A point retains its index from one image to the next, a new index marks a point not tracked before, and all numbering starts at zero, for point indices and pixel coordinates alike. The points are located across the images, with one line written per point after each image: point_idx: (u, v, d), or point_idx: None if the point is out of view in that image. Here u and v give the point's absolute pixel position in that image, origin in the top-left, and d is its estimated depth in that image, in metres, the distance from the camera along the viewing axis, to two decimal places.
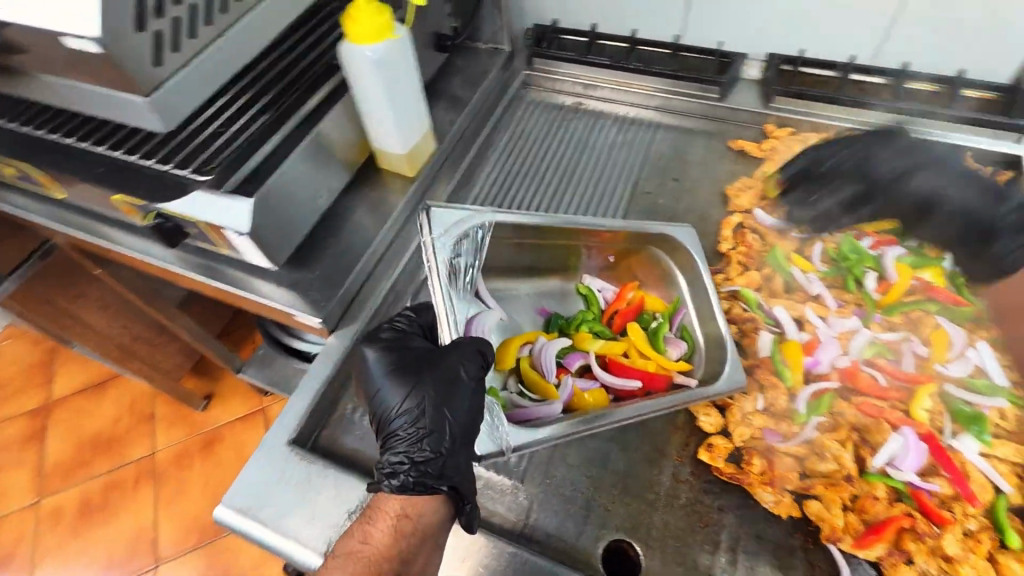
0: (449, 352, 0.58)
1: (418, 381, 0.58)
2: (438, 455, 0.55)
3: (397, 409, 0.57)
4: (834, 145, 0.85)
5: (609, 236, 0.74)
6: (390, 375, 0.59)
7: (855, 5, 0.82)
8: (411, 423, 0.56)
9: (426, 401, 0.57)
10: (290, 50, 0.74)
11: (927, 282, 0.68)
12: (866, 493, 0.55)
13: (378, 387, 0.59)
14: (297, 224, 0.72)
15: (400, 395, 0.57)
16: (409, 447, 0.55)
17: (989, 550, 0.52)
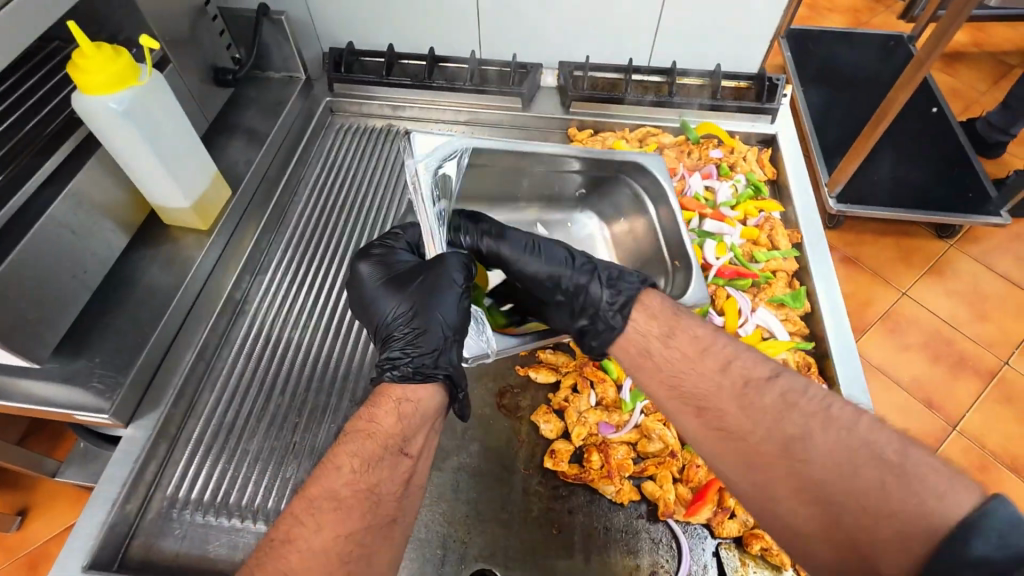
0: (434, 261, 0.58)
1: (412, 284, 0.58)
2: (434, 351, 0.55)
3: (391, 313, 0.57)
4: (629, 140, 0.92)
5: (591, 159, 0.75)
6: (384, 284, 0.59)
7: (622, 14, 0.90)
8: (408, 323, 0.56)
9: (417, 303, 0.56)
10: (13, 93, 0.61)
11: (714, 257, 0.77)
12: (688, 462, 0.61)
13: (369, 296, 0.59)
14: (60, 306, 0.62)
15: (393, 299, 0.58)
16: (406, 342, 0.55)
17: None
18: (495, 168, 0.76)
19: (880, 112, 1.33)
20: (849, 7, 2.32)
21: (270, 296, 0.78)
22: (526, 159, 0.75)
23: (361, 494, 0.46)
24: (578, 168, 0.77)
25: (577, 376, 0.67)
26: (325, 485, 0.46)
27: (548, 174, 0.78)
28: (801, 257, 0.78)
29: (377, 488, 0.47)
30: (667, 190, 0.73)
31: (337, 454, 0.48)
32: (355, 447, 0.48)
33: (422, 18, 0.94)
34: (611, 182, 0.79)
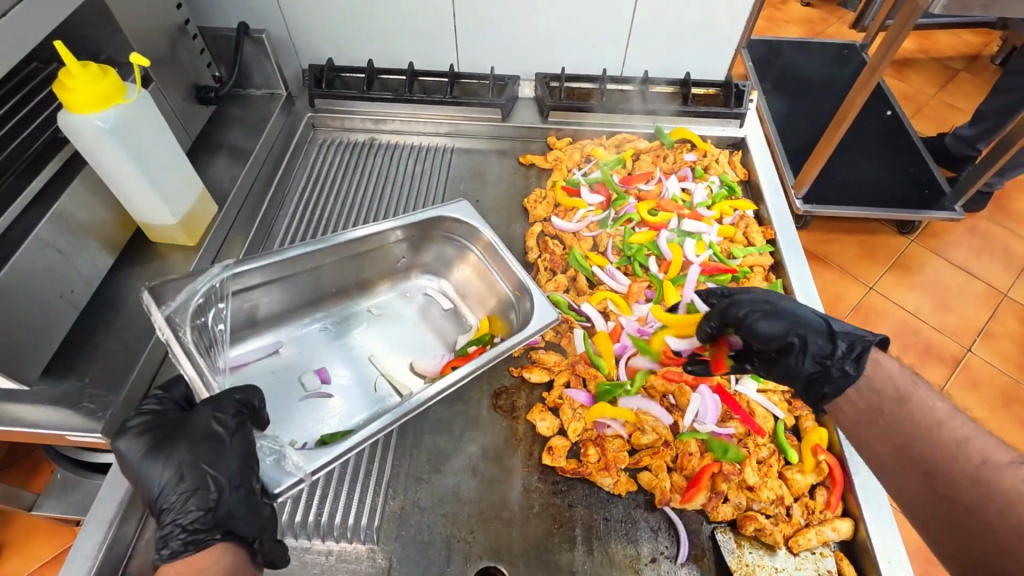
0: (197, 409, 0.52)
1: (165, 447, 0.50)
2: (209, 508, 0.48)
3: (158, 484, 0.49)
4: (607, 147, 0.95)
5: (408, 227, 0.79)
6: (147, 451, 0.50)
7: (595, 27, 0.94)
8: (170, 492, 0.48)
9: (181, 465, 0.49)
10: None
11: (694, 256, 0.79)
12: (682, 451, 0.63)
13: (135, 475, 0.50)
14: (47, 328, 0.61)
15: (156, 467, 0.49)
16: (176, 513, 0.48)
17: (779, 471, 0.62)
18: (274, 281, 0.73)
19: (839, 114, 1.40)
20: (803, 18, 2.44)
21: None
22: (306, 263, 0.73)
23: None
24: (400, 236, 0.80)
25: (570, 374, 0.68)
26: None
27: (339, 263, 0.77)
28: (776, 252, 0.81)
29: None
30: (476, 226, 0.78)
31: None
32: None
33: (400, 33, 0.96)
34: (433, 239, 0.82)
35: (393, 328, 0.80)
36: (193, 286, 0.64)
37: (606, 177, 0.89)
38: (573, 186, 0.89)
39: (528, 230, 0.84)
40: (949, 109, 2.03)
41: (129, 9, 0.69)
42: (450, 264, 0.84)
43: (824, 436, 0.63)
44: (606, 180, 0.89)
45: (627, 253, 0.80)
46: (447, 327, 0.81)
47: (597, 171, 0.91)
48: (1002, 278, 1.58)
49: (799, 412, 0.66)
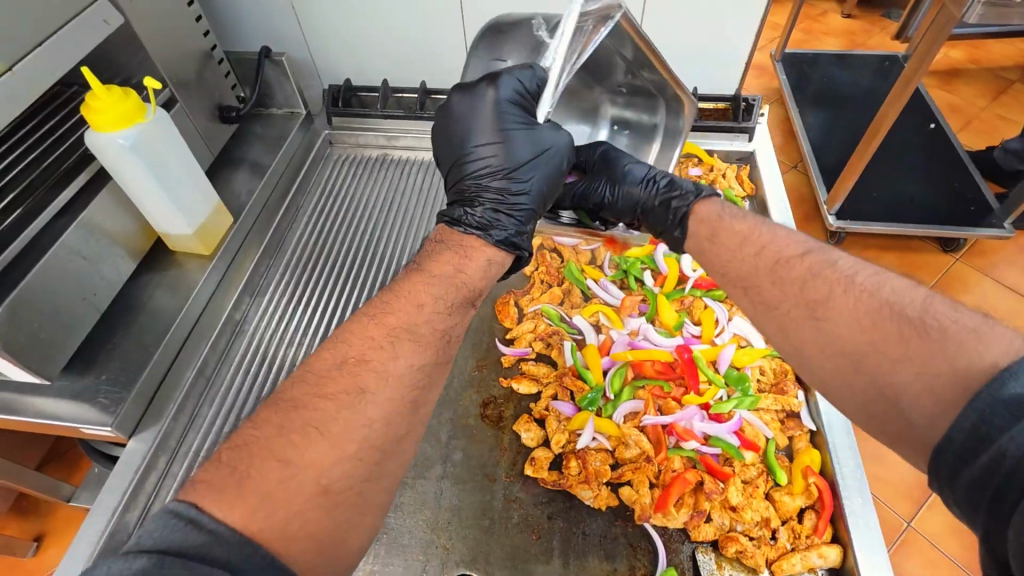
0: (553, 137, 0.57)
1: (536, 141, 0.56)
2: (526, 225, 0.57)
3: (485, 161, 0.56)
4: None
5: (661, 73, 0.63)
6: (496, 129, 0.56)
7: None
8: (506, 187, 0.56)
9: (535, 171, 0.56)
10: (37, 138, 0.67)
11: (693, 270, 0.78)
12: (664, 466, 0.62)
13: (479, 137, 0.56)
14: (68, 329, 0.66)
15: (502, 151, 0.56)
16: (495, 203, 0.56)
17: (765, 492, 0.60)
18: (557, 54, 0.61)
19: (871, 128, 1.36)
20: (845, 29, 2.38)
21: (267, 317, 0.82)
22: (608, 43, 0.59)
23: (440, 335, 0.49)
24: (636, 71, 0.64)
25: (558, 387, 0.69)
26: (405, 319, 0.48)
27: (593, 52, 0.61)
28: None
29: (450, 330, 0.50)
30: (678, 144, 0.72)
31: (417, 290, 0.50)
32: (442, 292, 0.50)
33: (414, 55, 1.01)
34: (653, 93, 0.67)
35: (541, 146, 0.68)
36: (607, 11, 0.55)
37: None
38: None
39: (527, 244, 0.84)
40: (1002, 122, 1.93)
41: (157, 37, 0.75)
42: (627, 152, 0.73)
43: (816, 458, 0.61)
44: None
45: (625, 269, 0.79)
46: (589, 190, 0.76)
47: None
48: None
49: (791, 433, 0.64)
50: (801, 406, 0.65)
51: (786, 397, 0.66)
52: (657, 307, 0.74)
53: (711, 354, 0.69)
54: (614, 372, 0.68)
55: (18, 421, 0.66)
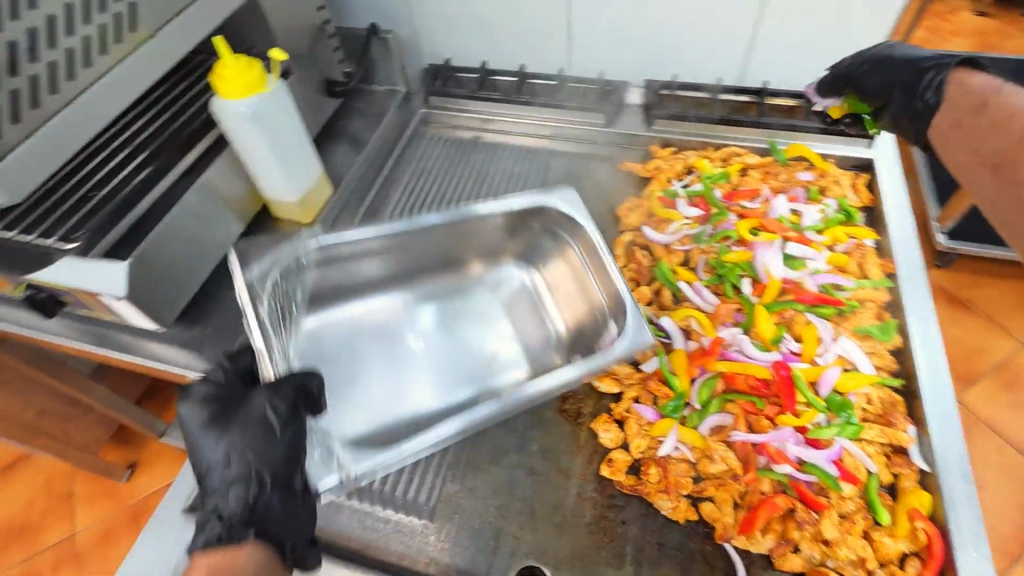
0: (256, 394, 0.57)
1: (228, 430, 0.55)
2: (245, 507, 0.52)
3: (209, 459, 0.54)
4: (713, 159, 0.90)
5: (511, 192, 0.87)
6: (209, 428, 0.55)
7: (716, 34, 0.90)
8: (223, 475, 0.53)
9: (234, 449, 0.54)
10: (175, 105, 0.73)
11: (796, 282, 0.73)
12: (751, 487, 0.58)
13: (193, 443, 0.55)
14: (183, 283, 0.70)
15: (210, 443, 0.55)
16: (216, 500, 0.52)
17: (864, 530, 0.55)
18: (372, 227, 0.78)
19: None
20: (976, 29, 2.15)
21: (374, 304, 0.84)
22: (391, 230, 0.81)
23: None
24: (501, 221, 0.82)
25: (641, 390, 0.67)
26: None
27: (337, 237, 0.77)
28: (895, 288, 0.72)
29: None
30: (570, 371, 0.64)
31: None
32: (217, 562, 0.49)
33: (516, 39, 1.00)
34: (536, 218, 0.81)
35: (484, 313, 0.85)
36: (278, 255, 0.72)
37: (707, 191, 0.85)
38: (670, 198, 0.86)
39: (617, 238, 0.83)
40: None
41: (280, 10, 0.78)
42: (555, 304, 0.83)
43: (924, 501, 0.56)
44: (707, 194, 0.85)
45: (723, 278, 0.75)
46: (538, 339, 0.83)
47: (699, 184, 0.87)
48: None
49: (898, 470, 0.59)
50: (911, 442, 0.60)
51: (895, 431, 0.60)
52: (755, 318, 0.70)
53: (812, 374, 0.65)
54: (703, 381, 0.65)
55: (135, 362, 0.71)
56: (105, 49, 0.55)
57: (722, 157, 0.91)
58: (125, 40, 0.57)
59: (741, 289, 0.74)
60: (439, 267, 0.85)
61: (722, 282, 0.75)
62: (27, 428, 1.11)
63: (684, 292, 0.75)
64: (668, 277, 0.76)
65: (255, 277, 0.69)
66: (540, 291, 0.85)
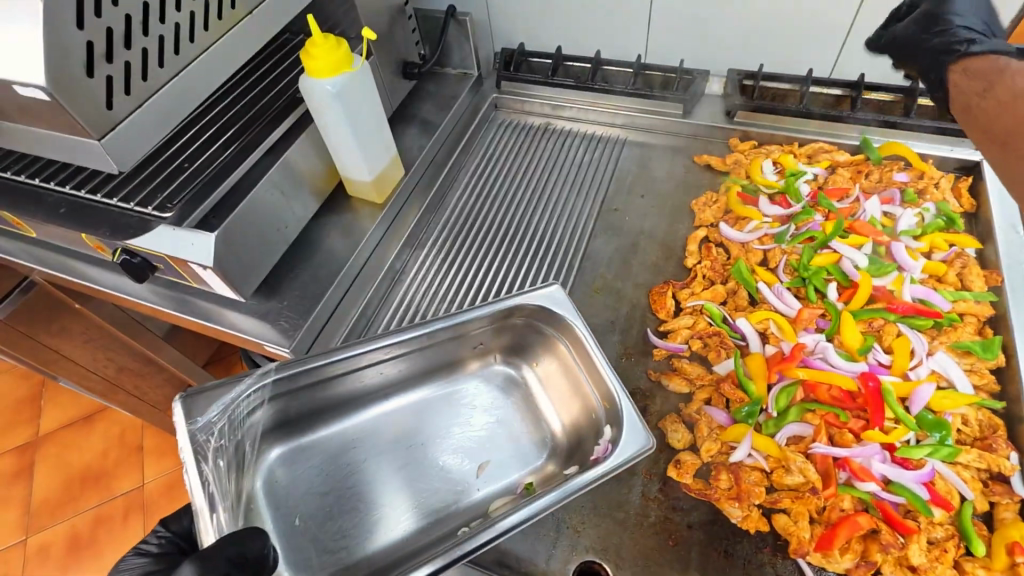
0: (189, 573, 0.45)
1: None
2: None
3: None
4: (797, 155, 0.85)
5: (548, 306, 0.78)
6: None
7: (810, 22, 0.85)
8: None
9: None
10: (264, 83, 0.75)
11: (887, 290, 0.68)
12: (831, 503, 0.56)
13: None
14: (263, 256, 0.72)
15: None
16: None
17: (956, 559, 0.52)
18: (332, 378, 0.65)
19: None
20: None
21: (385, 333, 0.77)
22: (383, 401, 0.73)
23: None
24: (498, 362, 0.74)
25: (713, 392, 0.64)
26: None
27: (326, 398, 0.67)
28: (999, 302, 0.67)
29: None
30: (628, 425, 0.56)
31: None
32: None
33: (593, 24, 0.97)
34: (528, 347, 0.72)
35: (466, 415, 0.71)
36: (230, 402, 0.56)
37: (791, 189, 0.80)
38: (750, 194, 0.82)
39: (690, 234, 0.80)
40: None
41: None
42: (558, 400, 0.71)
43: None
44: (791, 193, 0.81)
45: (806, 281, 0.71)
46: (533, 439, 0.70)
47: (781, 181, 0.83)
48: None
49: (997, 499, 0.55)
50: (1014, 470, 0.55)
51: (996, 456, 0.56)
52: (840, 326, 0.66)
53: (903, 389, 0.61)
54: (781, 388, 0.62)
55: (216, 330, 0.74)
56: (207, 24, 0.57)
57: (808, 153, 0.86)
58: (224, 17, 0.58)
59: (826, 294, 0.70)
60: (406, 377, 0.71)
61: (805, 286, 0.71)
62: (107, 384, 1.18)
63: (763, 293, 0.71)
64: (745, 277, 0.73)
65: (225, 404, 0.56)
66: (542, 396, 0.72)
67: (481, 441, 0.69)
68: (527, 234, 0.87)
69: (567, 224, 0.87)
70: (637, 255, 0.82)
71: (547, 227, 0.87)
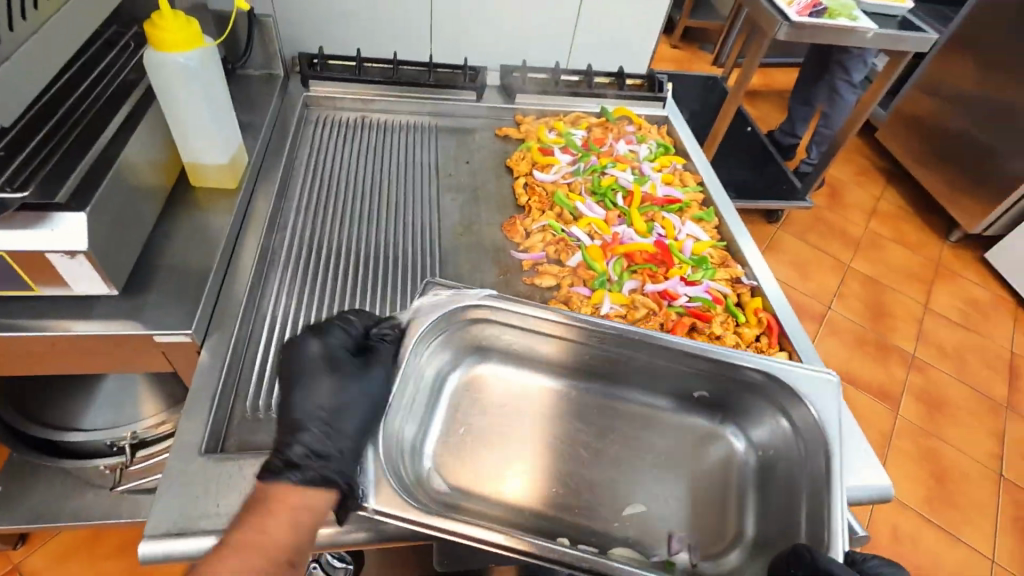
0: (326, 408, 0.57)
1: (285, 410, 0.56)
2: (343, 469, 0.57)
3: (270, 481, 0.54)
4: (566, 121, 1.16)
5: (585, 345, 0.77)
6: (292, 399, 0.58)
7: (549, 28, 1.17)
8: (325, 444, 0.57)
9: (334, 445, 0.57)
10: (86, 77, 0.71)
11: (648, 193, 1.01)
12: (666, 319, 0.83)
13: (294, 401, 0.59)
14: (127, 246, 0.67)
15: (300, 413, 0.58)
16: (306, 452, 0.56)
17: (734, 328, 0.84)
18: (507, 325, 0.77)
19: (712, 135, 2.06)
20: (673, 59, 3.09)
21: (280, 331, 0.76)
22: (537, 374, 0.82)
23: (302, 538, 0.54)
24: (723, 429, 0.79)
25: (572, 278, 0.87)
26: None
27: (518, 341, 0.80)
28: (705, 190, 1.06)
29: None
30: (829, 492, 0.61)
31: None
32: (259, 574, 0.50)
33: (386, 29, 1.13)
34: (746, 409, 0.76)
35: (670, 458, 0.78)
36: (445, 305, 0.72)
37: (570, 142, 1.10)
38: (546, 148, 1.08)
39: (514, 182, 1.02)
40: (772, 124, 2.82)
41: None
42: (760, 499, 0.72)
43: (759, 302, 0.87)
44: (571, 144, 1.10)
45: (601, 197, 1.00)
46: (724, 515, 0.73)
47: (562, 138, 1.11)
48: (832, 259, 2.37)
49: (740, 291, 0.90)
50: (742, 273, 0.91)
51: (732, 270, 0.91)
52: (632, 219, 0.96)
53: (678, 245, 0.93)
54: (614, 262, 0.89)
55: (70, 341, 0.66)
56: None
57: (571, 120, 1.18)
58: None
59: (618, 203, 1.00)
60: (614, 380, 0.81)
61: (602, 200, 1.00)
62: None
63: (579, 210, 0.97)
64: (565, 200, 0.98)
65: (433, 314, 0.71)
66: (754, 468, 0.76)
67: (666, 493, 0.75)
68: (386, 204, 0.96)
69: (415, 191, 1.00)
70: (480, 203, 1.00)
71: (401, 196, 0.98)
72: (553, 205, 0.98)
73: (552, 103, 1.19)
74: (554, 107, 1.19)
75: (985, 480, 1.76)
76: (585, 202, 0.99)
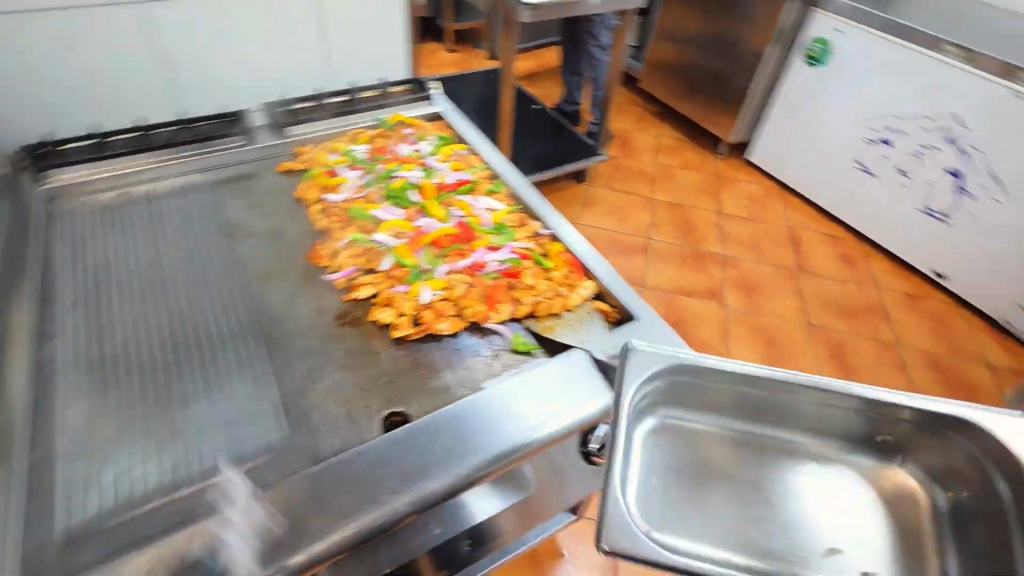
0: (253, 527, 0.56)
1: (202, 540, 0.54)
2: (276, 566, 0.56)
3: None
4: (345, 140, 1.18)
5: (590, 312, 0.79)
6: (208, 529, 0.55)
7: None
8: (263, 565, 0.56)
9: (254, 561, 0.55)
10: None
11: (439, 184, 1.08)
12: (483, 287, 0.89)
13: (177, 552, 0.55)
14: None
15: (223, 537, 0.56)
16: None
17: (544, 274, 0.93)
18: None
19: (501, 119, 2.22)
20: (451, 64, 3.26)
21: (85, 435, 0.68)
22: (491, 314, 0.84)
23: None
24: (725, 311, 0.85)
25: (389, 279, 0.90)
26: None
27: None
28: (489, 165, 1.15)
29: None
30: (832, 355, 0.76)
31: None
32: None
33: None
34: None
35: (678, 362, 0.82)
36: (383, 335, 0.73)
37: (353, 159, 1.13)
38: (331, 169, 1.09)
39: (309, 210, 1.02)
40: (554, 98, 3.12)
41: None
42: None
43: (558, 246, 0.98)
44: (355, 160, 1.12)
45: (396, 200, 1.05)
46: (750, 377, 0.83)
47: (345, 157, 1.13)
48: (637, 197, 2.69)
49: (542, 242, 0.99)
50: (539, 226, 1.01)
51: (529, 226, 1.01)
52: (430, 211, 1.02)
53: (476, 221, 1.00)
54: (422, 253, 0.93)
55: None
56: None
57: (351, 138, 1.20)
58: None
59: (414, 200, 1.05)
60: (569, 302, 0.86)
61: (399, 201, 1.04)
62: None
63: (378, 217, 1.00)
64: (362, 213, 1.01)
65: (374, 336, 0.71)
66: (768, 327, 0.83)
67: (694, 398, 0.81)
68: (175, 269, 0.90)
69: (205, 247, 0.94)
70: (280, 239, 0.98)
71: (191, 256, 0.92)
72: (352, 219, 1.00)
73: (327, 127, 1.21)
74: (330, 130, 1.21)
75: (801, 332, 2.13)
76: (383, 208, 1.02)
